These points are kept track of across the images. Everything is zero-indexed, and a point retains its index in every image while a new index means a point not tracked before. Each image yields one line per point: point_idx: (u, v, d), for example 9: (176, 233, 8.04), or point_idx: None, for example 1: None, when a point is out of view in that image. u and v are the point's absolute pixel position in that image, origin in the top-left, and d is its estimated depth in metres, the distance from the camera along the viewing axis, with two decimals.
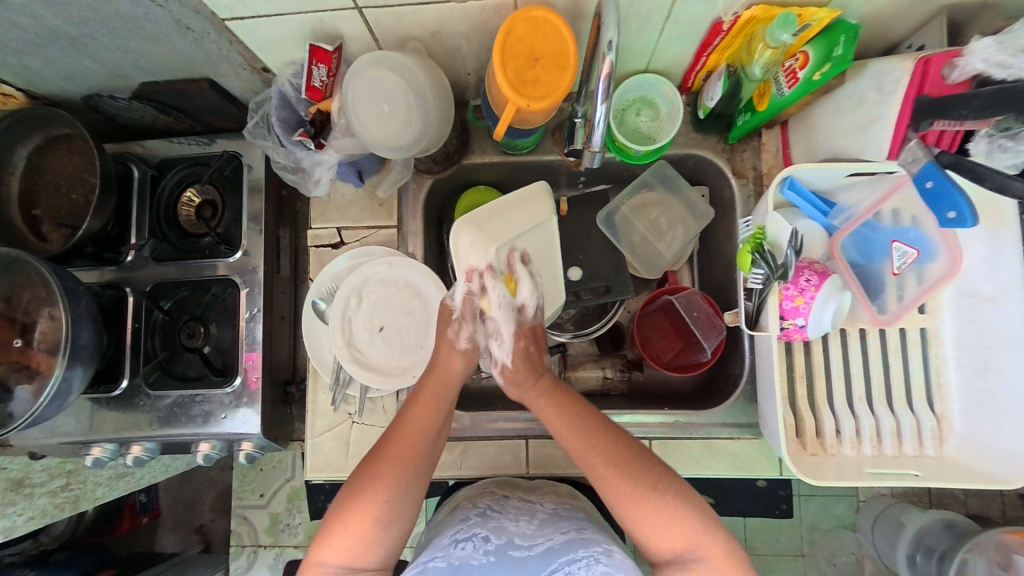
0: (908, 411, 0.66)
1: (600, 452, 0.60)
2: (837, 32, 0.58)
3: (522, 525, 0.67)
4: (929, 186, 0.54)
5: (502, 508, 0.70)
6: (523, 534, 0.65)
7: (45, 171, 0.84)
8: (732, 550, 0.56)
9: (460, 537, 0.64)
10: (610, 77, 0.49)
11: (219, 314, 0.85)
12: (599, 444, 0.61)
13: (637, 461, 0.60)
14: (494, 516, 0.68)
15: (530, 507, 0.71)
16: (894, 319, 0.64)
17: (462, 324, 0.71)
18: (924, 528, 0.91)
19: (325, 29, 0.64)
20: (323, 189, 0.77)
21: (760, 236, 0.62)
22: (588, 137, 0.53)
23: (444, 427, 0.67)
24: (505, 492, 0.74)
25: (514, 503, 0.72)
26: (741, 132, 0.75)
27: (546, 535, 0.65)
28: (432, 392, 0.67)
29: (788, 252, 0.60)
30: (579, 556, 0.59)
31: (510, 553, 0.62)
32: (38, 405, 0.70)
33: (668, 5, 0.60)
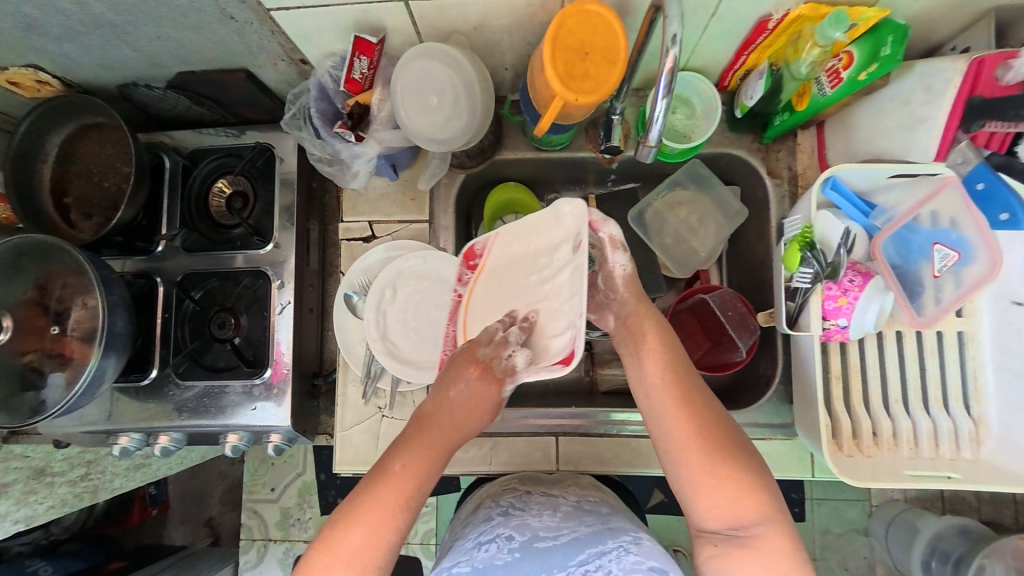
0: (943, 413, 0.66)
1: (690, 417, 0.60)
2: (885, 31, 0.58)
3: (546, 519, 0.67)
4: (980, 187, 0.59)
5: (525, 505, 0.70)
6: (547, 528, 0.65)
7: (76, 159, 0.84)
8: (794, 544, 0.54)
9: (483, 539, 0.64)
10: (672, 71, 0.48)
11: (247, 306, 0.85)
12: (693, 411, 0.60)
13: (722, 431, 0.59)
14: (517, 514, 0.68)
15: (553, 501, 0.71)
16: (933, 322, 0.63)
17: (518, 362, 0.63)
18: (938, 533, 0.90)
19: (369, 22, 0.64)
20: (361, 182, 0.77)
21: (808, 234, 0.63)
22: (644, 133, 0.52)
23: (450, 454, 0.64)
24: (528, 488, 0.75)
25: (536, 499, 0.71)
26: (777, 132, 0.75)
27: (571, 526, 0.65)
28: (443, 418, 0.64)
29: (839, 249, 0.62)
30: (608, 547, 0.60)
31: (535, 546, 0.62)
32: (73, 393, 0.71)
33: (716, 3, 0.59)
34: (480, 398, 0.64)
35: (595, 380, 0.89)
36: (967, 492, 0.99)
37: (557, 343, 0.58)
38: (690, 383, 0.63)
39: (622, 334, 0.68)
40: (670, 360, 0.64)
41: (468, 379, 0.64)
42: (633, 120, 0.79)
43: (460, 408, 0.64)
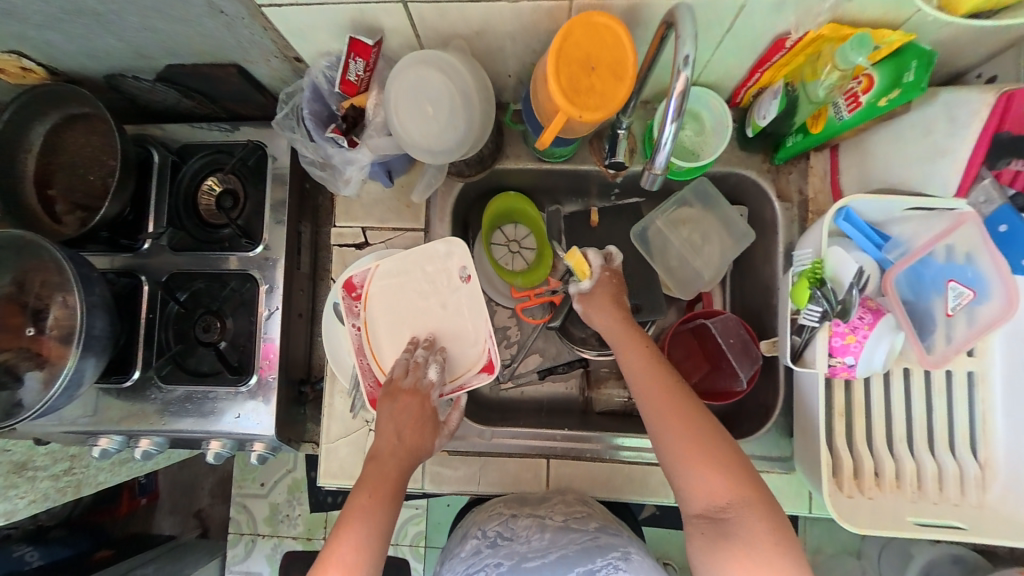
0: (949, 456, 0.64)
1: (669, 400, 0.60)
2: (907, 57, 0.55)
3: (534, 541, 0.70)
4: (1002, 229, 0.56)
5: (513, 532, 0.72)
6: (534, 549, 0.69)
7: (62, 151, 0.81)
8: (779, 536, 0.52)
9: (474, 570, 0.68)
10: (683, 94, 0.45)
11: (234, 308, 0.82)
12: (672, 395, 0.60)
13: (701, 415, 0.58)
14: (505, 543, 0.71)
15: (540, 520, 0.72)
16: (942, 361, 0.60)
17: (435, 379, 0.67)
18: (934, 558, 0.87)
19: (365, 22, 0.61)
20: (352, 189, 0.74)
21: (818, 269, 0.60)
22: (651, 158, 0.49)
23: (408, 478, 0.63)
24: (513, 511, 0.74)
25: (523, 523, 0.72)
26: (789, 154, 0.72)
27: (560, 544, 0.68)
28: (387, 447, 0.63)
29: (850, 288, 0.58)
30: (597, 565, 0.64)
31: (523, 567, 0.67)
32: (49, 396, 0.68)
33: (731, 18, 0.56)
34: (422, 415, 0.66)
35: (590, 399, 0.87)
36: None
37: (472, 355, 0.70)
38: (668, 373, 0.63)
39: (608, 331, 0.69)
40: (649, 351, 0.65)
41: (402, 407, 0.65)
42: (641, 134, 0.76)
43: (405, 429, 0.64)
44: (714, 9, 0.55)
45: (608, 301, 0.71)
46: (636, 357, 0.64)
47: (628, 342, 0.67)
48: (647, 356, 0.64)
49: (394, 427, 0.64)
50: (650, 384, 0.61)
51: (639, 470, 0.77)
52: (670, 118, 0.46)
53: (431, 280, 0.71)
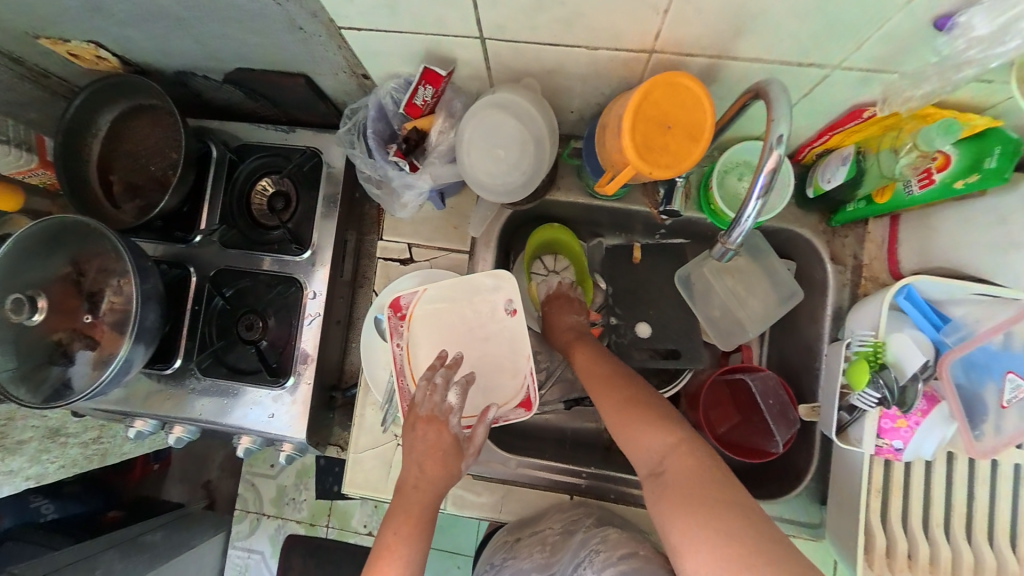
0: (988, 547, 0.62)
1: (603, 380, 0.67)
2: (992, 141, 0.54)
3: (535, 556, 0.75)
4: None
5: (517, 551, 0.77)
6: (536, 566, 0.74)
7: (126, 139, 0.83)
8: (714, 472, 0.53)
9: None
10: (773, 171, 0.44)
11: (277, 310, 0.84)
12: (608, 377, 0.67)
13: (631, 384, 0.65)
14: (510, 564, 0.76)
15: (539, 536, 0.76)
16: (990, 452, 0.59)
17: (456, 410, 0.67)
18: None
19: (440, 52, 0.61)
20: (408, 212, 0.75)
21: (877, 352, 0.60)
22: (728, 233, 0.48)
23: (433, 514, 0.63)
24: (517, 535, 0.78)
25: (523, 546, 0.77)
26: (848, 217, 0.71)
27: (560, 558, 0.73)
28: (413, 490, 0.64)
29: (912, 379, 0.57)
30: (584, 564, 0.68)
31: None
32: (100, 381, 0.70)
33: (811, 83, 0.56)
34: (445, 450, 0.65)
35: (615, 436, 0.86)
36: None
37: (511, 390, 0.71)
38: (605, 356, 0.71)
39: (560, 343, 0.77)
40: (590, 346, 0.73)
41: (419, 437, 0.65)
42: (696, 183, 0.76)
43: (427, 466, 0.64)
44: (796, 74, 0.54)
45: (564, 309, 0.80)
46: (582, 354, 0.72)
47: (569, 337, 0.76)
48: (591, 351, 0.72)
49: (416, 459, 0.65)
50: (595, 368, 0.69)
51: None
52: (755, 194, 0.45)
53: (471, 310, 0.72)
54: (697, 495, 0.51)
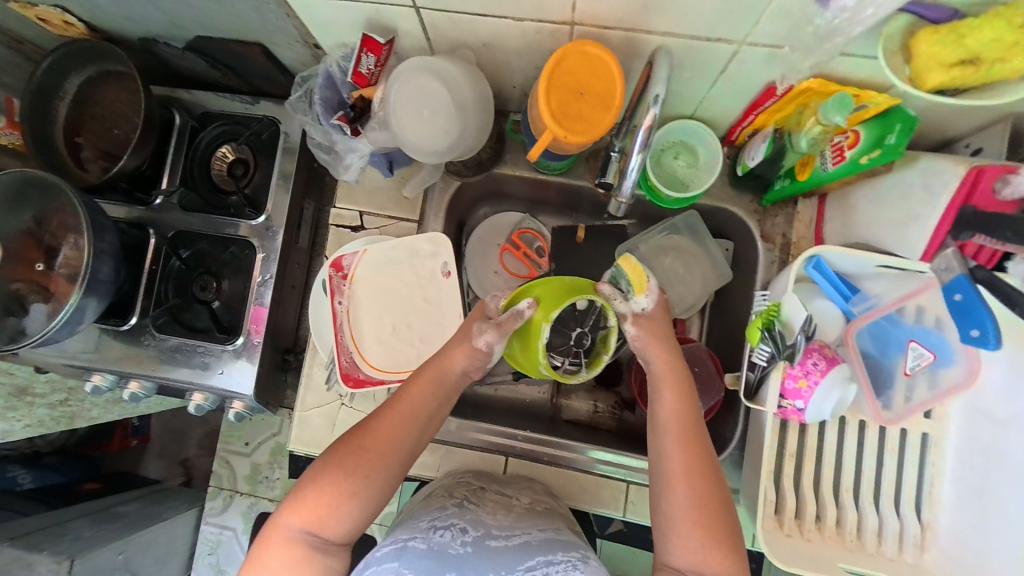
0: (894, 514, 0.64)
1: (686, 455, 0.60)
2: (894, 119, 0.55)
3: (500, 518, 0.67)
4: (957, 299, 0.52)
5: (479, 502, 0.70)
6: (500, 527, 0.65)
7: (92, 103, 0.86)
8: None
9: (438, 525, 0.64)
10: (650, 128, 0.51)
11: (232, 272, 0.87)
12: (695, 457, 0.60)
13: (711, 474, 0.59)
14: (472, 508, 0.68)
15: (506, 502, 0.72)
16: (899, 419, 0.62)
17: (488, 329, 0.70)
18: None
19: (381, 22, 0.64)
20: (352, 175, 0.77)
21: (773, 313, 0.63)
22: (617, 185, 0.56)
23: (408, 451, 0.64)
24: (482, 486, 0.75)
25: (489, 496, 0.72)
26: (777, 197, 0.73)
27: (523, 529, 0.65)
28: (390, 424, 0.64)
29: (799, 335, 0.60)
30: (557, 558, 0.59)
31: (487, 544, 0.61)
32: (52, 327, 0.73)
33: (725, 61, 0.59)
34: (432, 397, 0.67)
35: (559, 406, 0.89)
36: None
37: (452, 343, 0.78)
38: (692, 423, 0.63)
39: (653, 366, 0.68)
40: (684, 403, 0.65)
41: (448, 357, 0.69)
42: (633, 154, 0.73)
43: (418, 414, 0.65)
44: (709, 51, 0.57)
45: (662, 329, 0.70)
46: (670, 407, 0.64)
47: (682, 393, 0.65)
48: (682, 405, 0.64)
49: (408, 403, 0.65)
50: (681, 429, 0.62)
51: (592, 480, 0.80)
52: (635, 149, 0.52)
53: (409, 272, 0.79)
54: None
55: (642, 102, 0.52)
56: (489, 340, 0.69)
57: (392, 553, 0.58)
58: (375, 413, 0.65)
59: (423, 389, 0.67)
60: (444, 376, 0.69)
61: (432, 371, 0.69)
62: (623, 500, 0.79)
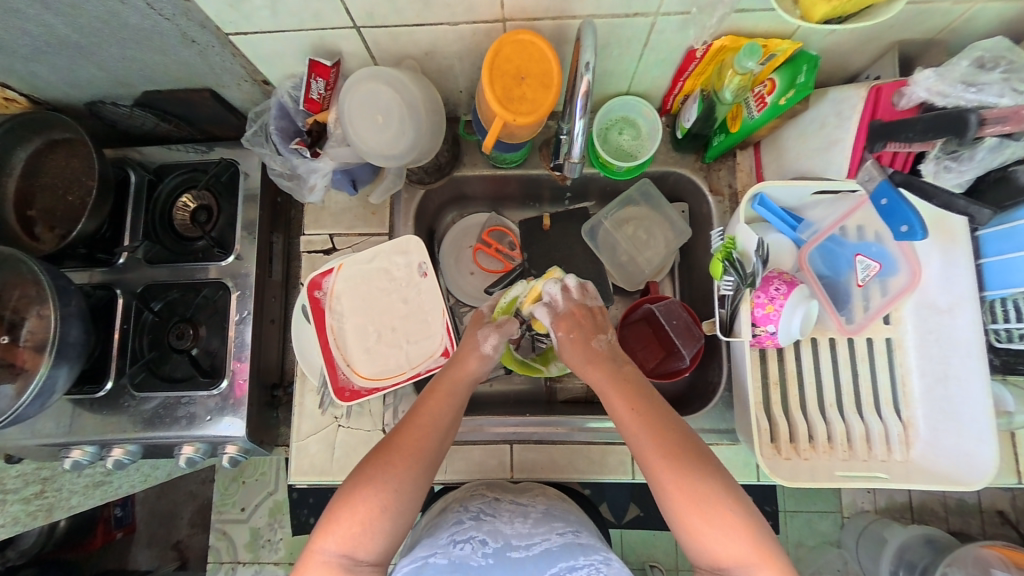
0: (876, 418, 0.68)
1: (667, 457, 0.58)
2: (800, 62, 0.62)
3: (517, 526, 0.67)
4: (884, 203, 0.58)
5: (495, 511, 0.69)
6: (519, 535, 0.65)
7: (42, 173, 0.85)
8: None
9: (457, 538, 0.63)
10: (587, 94, 0.56)
11: (208, 317, 0.86)
12: (675, 455, 0.58)
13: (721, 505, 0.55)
14: (489, 519, 0.67)
15: (523, 509, 0.70)
16: (861, 328, 0.68)
17: (489, 333, 0.74)
18: (904, 543, 0.96)
19: (325, 46, 0.68)
20: (317, 196, 0.80)
21: (730, 246, 0.68)
22: (568, 150, 0.61)
23: (434, 454, 0.64)
24: (497, 495, 0.74)
25: (506, 505, 0.71)
26: (717, 152, 0.79)
27: (543, 535, 0.65)
28: (411, 435, 0.64)
29: (756, 261, 0.65)
30: (579, 563, 0.59)
31: (508, 554, 0.61)
32: (21, 403, 0.70)
33: (646, 33, 0.65)
34: (450, 406, 0.67)
35: (554, 389, 0.91)
36: (936, 504, 1.06)
37: (437, 338, 0.79)
38: (677, 437, 0.59)
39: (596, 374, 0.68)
40: (641, 401, 0.63)
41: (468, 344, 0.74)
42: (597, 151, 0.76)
43: (436, 422, 0.65)
44: (629, 27, 0.63)
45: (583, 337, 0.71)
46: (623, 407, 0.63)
47: (634, 401, 0.63)
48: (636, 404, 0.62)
49: (427, 412, 0.66)
50: (652, 422, 0.60)
51: (597, 449, 0.81)
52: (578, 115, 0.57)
53: (388, 281, 0.80)
54: None
55: (574, 76, 0.56)
56: (495, 342, 0.73)
57: (413, 575, 0.58)
58: (397, 426, 0.66)
59: (441, 396, 0.68)
60: (457, 384, 0.70)
61: (446, 381, 0.70)
62: (630, 464, 0.80)
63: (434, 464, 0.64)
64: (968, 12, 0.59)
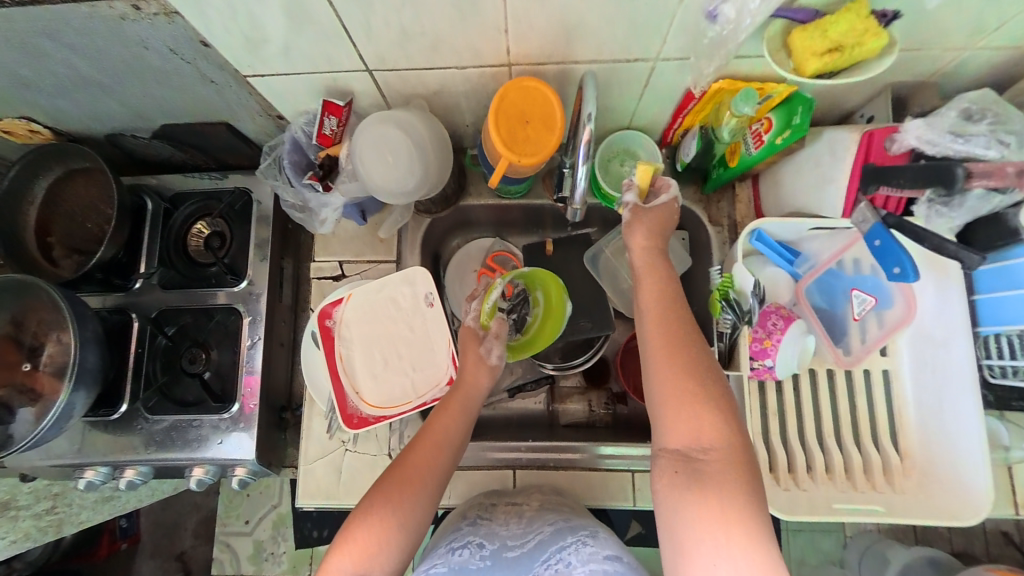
0: (873, 448, 0.70)
1: (668, 343, 0.60)
2: (795, 103, 0.65)
3: (512, 527, 0.69)
4: (876, 244, 0.59)
5: (491, 516, 0.72)
6: (514, 536, 0.67)
7: (62, 202, 0.88)
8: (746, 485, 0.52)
9: (455, 545, 0.65)
10: (588, 143, 0.58)
11: (220, 340, 0.88)
12: (679, 350, 0.60)
13: (716, 399, 0.56)
14: (485, 523, 0.70)
15: (517, 510, 0.73)
16: (858, 360, 0.70)
17: (492, 342, 0.78)
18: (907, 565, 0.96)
19: (338, 87, 0.71)
20: (328, 227, 0.82)
21: (727, 284, 0.70)
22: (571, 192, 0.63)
23: (445, 472, 0.66)
24: (492, 500, 0.76)
25: (502, 509, 0.74)
26: (716, 184, 0.81)
27: (536, 529, 0.67)
28: (424, 449, 0.66)
29: (752, 300, 0.68)
30: (568, 541, 0.61)
31: (504, 556, 0.63)
32: (41, 428, 0.73)
33: (646, 76, 0.67)
34: (459, 422, 0.71)
35: (556, 412, 0.93)
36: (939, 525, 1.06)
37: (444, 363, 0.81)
38: (679, 327, 0.61)
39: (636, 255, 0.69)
40: (667, 292, 0.65)
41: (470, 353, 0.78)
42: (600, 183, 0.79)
43: (446, 438, 0.68)
44: (630, 70, 0.66)
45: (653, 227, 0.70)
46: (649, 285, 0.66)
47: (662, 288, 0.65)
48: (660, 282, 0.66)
49: (437, 428, 0.69)
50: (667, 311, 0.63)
51: (599, 475, 0.82)
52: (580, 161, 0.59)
53: (392, 310, 0.82)
54: (725, 499, 0.51)
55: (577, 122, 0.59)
56: (500, 352, 0.78)
57: None
58: (409, 444, 0.68)
59: (452, 411, 0.71)
60: (467, 402, 0.74)
61: (458, 396, 0.74)
62: (631, 490, 0.82)
63: (446, 477, 0.66)
64: (960, 57, 0.61)
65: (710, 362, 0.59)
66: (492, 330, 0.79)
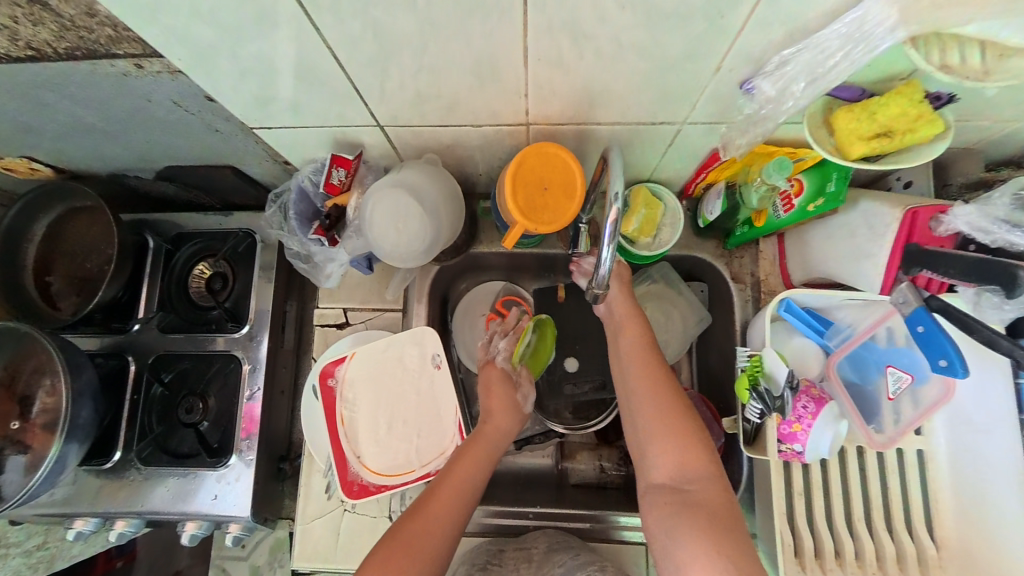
0: (908, 537, 0.65)
1: (646, 379, 0.66)
2: (830, 168, 0.60)
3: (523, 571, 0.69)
4: (920, 330, 0.55)
5: (500, 560, 0.72)
6: None
7: (63, 240, 0.86)
8: (731, 510, 0.54)
9: None
10: (616, 222, 0.53)
11: (218, 388, 0.85)
12: (654, 383, 0.65)
13: (693, 429, 0.61)
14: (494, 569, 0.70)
15: (525, 551, 0.73)
16: (892, 442, 0.64)
17: (523, 386, 0.82)
18: None
19: (348, 139, 0.68)
20: (334, 281, 0.81)
21: (756, 368, 0.65)
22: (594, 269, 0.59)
23: (462, 523, 0.63)
24: (500, 546, 0.75)
25: (510, 553, 0.73)
26: (740, 241, 0.78)
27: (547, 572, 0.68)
28: (445, 496, 0.64)
29: (784, 389, 0.62)
30: None
31: None
32: (32, 483, 0.70)
33: (671, 137, 0.64)
34: (480, 467, 0.68)
35: (565, 470, 0.88)
36: None
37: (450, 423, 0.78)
38: (657, 365, 0.67)
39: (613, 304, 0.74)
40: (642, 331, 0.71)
41: (499, 390, 0.79)
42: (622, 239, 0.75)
43: (466, 484, 0.66)
44: (655, 132, 0.62)
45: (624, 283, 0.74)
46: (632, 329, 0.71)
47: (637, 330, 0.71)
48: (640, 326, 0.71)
49: (457, 473, 0.66)
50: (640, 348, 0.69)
51: (611, 546, 0.78)
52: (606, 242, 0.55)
53: (397, 370, 0.79)
54: (713, 522, 0.53)
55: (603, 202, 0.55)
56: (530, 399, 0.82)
57: None
58: (426, 491, 0.65)
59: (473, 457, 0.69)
60: (488, 446, 0.72)
61: (480, 443, 0.72)
62: (645, 563, 0.78)
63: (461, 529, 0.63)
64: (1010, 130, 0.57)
65: (681, 396, 0.64)
66: (520, 374, 0.83)
